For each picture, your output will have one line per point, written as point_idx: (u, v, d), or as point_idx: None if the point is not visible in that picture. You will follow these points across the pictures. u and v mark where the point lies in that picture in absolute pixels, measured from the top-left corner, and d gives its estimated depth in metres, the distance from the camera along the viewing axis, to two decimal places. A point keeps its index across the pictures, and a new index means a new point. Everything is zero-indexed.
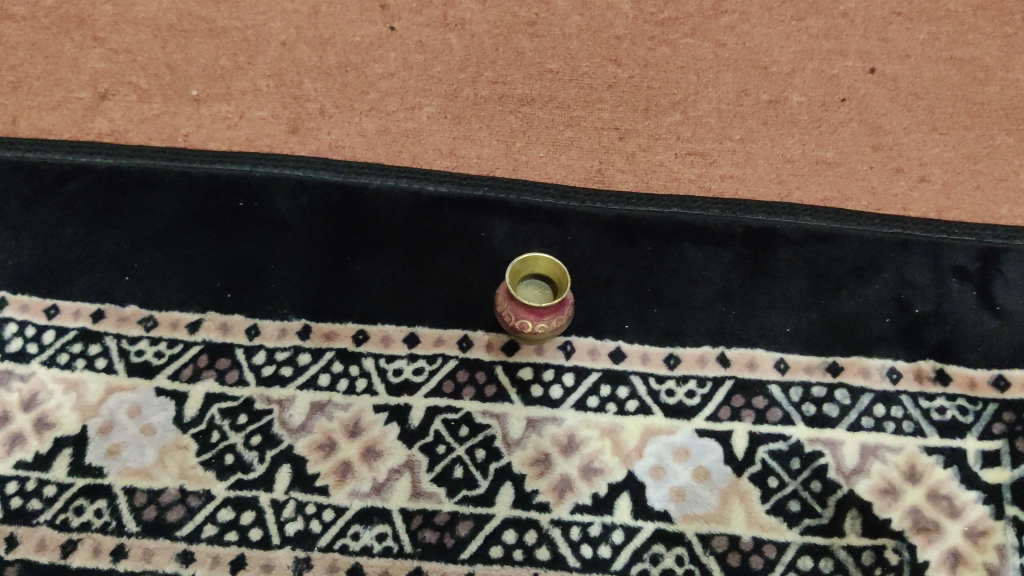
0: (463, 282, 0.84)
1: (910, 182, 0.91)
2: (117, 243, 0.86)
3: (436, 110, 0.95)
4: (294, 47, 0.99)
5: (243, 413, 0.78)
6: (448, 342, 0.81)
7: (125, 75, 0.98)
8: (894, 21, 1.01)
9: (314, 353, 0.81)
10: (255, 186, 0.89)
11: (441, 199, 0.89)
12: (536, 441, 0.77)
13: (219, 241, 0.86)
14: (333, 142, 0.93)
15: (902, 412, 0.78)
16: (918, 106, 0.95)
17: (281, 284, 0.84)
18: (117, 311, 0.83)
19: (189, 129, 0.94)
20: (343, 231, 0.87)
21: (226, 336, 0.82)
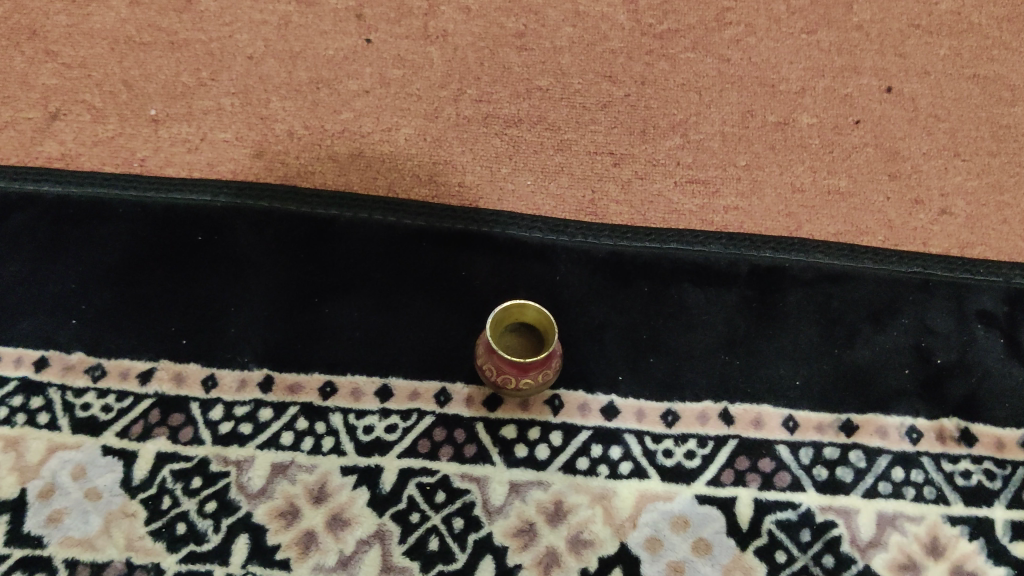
0: (441, 327, 0.77)
1: (930, 214, 0.83)
2: (64, 282, 0.79)
3: (415, 131, 0.87)
4: (262, 62, 0.91)
5: (197, 476, 0.71)
6: (424, 396, 0.74)
7: (79, 93, 0.90)
8: (912, 35, 0.93)
9: (277, 408, 0.73)
10: (215, 217, 0.82)
11: (419, 233, 0.81)
12: (520, 508, 0.70)
13: (175, 280, 0.79)
14: (302, 167, 0.85)
15: (922, 476, 0.71)
16: (939, 129, 0.88)
17: (242, 328, 0.77)
18: (62, 359, 0.75)
19: (146, 152, 0.86)
20: (310, 269, 0.79)
21: (180, 388, 0.74)
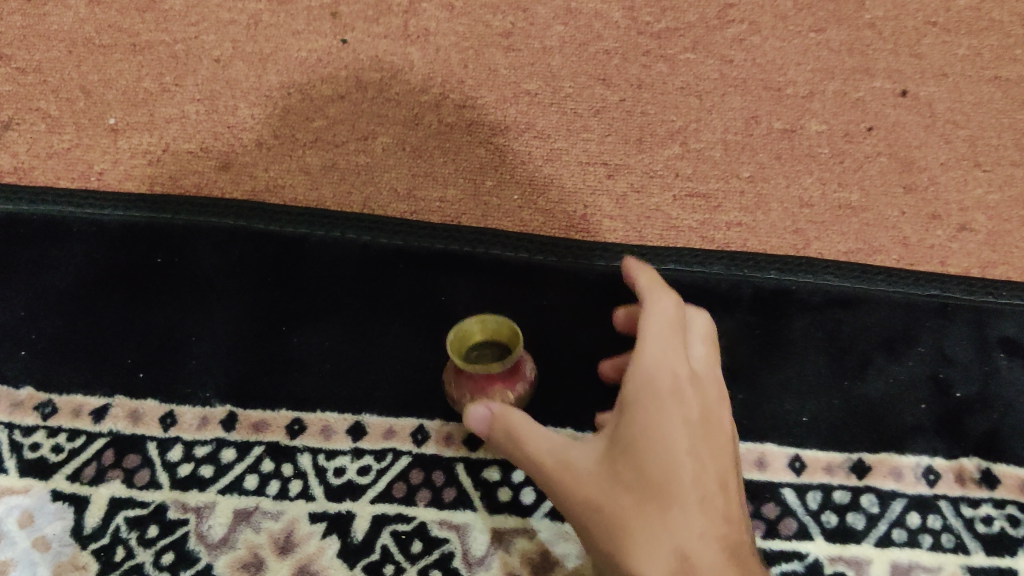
0: (419, 359, 0.71)
1: (948, 231, 0.77)
2: (14, 309, 0.73)
3: (393, 140, 0.80)
4: (229, 65, 0.84)
5: (154, 524, 0.65)
6: (400, 434, 0.69)
7: (34, 100, 0.83)
8: (928, 33, 0.86)
9: (241, 448, 0.68)
10: (176, 237, 0.76)
11: (396, 254, 0.75)
12: (503, 559, 0.65)
13: (133, 306, 0.73)
14: (272, 181, 0.78)
15: (940, 523, 0.65)
16: (957, 136, 0.82)
17: (203, 360, 0.71)
18: (11, 395, 0.70)
19: (105, 165, 0.80)
20: (278, 295, 0.73)
21: (136, 426, 0.69)
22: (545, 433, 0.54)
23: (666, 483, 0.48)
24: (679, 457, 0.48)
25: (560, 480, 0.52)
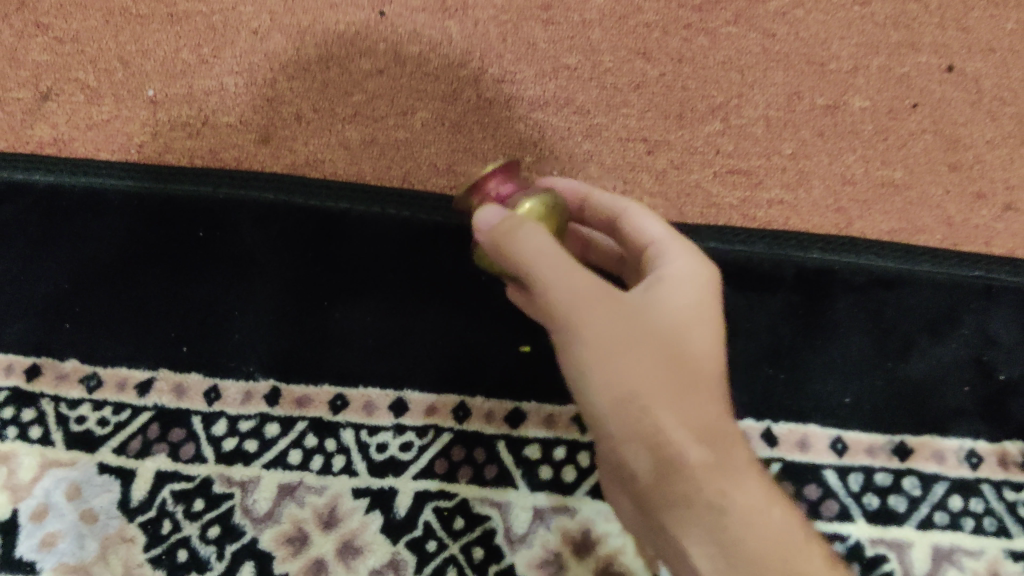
0: (461, 336, 0.71)
1: (994, 211, 0.77)
2: (58, 282, 0.73)
3: (432, 115, 0.79)
4: (267, 37, 0.81)
5: (199, 498, 0.66)
6: (441, 411, 0.69)
7: (71, 70, 0.81)
8: (976, 7, 0.83)
9: (284, 423, 0.69)
10: (217, 211, 0.75)
11: (437, 230, 0.73)
12: (544, 537, 0.66)
13: (175, 280, 0.73)
14: (312, 155, 0.77)
15: (982, 506, 0.67)
16: (1004, 114, 0.80)
17: (246, 334, 0.71)
18: (56, 367, 0.70)
19: (144, 138, 0.79)
20: (319, 270, 0.73)
21: (181, 400, 0.69)
22: (553, 263, 0.50)
23: (693, 355, 0.51)
24: (706, 335, 0.51)
25: (577, 315, 0.49)
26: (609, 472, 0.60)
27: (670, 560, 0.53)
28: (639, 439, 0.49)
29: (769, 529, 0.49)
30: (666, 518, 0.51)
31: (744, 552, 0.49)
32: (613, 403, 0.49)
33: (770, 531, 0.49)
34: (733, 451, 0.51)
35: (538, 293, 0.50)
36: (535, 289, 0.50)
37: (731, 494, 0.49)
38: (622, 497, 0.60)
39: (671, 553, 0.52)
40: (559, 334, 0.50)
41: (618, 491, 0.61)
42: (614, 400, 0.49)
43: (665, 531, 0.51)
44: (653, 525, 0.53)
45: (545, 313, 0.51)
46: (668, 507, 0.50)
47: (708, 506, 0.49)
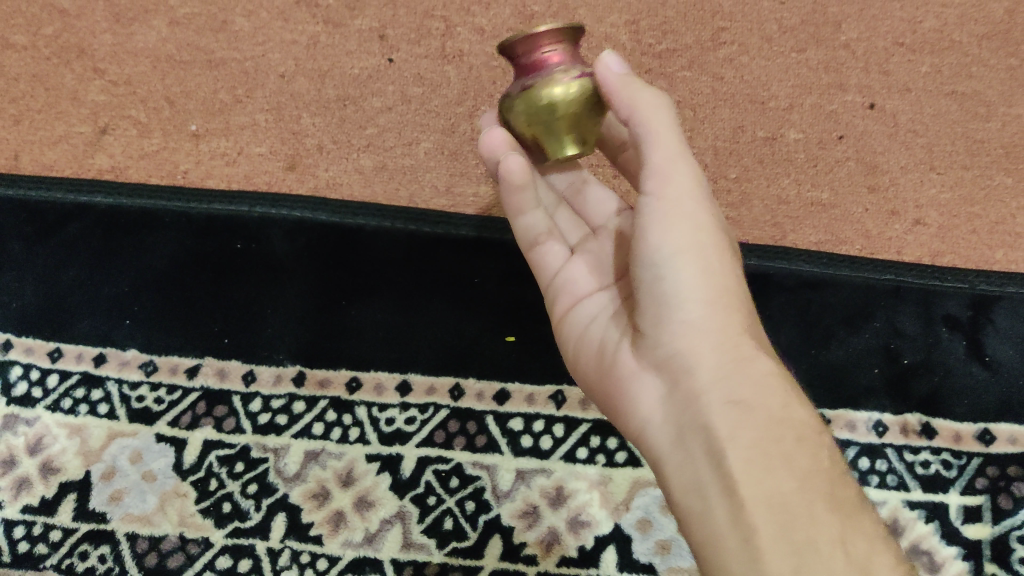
0: (456, 328, 0.85)
1: (904, 225, 0.91)
2: (119, 286, 0.88)
3: (433, 145, 0.93)
4: (293, 80, 0.95)
5: (240, 461, 0.81)
6: (440, 391, 0.83)
7: (125, 109, 0.95)
8: (896, 53, 0.97)
9: (309, 401, 0.83)
10: (252, 226, 0.89)
11: (437, 240, 0.88)
12: (525, 493, 0.80)
13: (218, 284, 0.88)
14: (331, 180, 0.92)
15: (886, 465, 0.82)
16: (917, 144, 0.94)
17: (277, 328, 0.86)
18: (119, 355, 0.85)
19: (188, 165, 0.93)
20: (338, 275, 0.87)
21: (223, 382, 0.84)
22: (670, 133, 0.62)
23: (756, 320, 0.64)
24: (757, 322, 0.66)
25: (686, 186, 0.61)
26: (608, 385, 0.65)
27: (676, 451, 0.58)
28: (711, 309, 0.59)
29: (804, 424, 0.56)
30: (711, 396, 0.57)
31: (788, 432, 0.55)
32: (703, 267, 0.60)
33: (807, 429, 0.56)
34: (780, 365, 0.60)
35: (659, 151, 0.61)
36: (655, 147, 0.61)
37: (779, 383, 0.58)
38: (617, 411, 0.64)
39: (689, 435, 0.57)
40: (664, 195, 0.61)
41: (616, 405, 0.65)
42: (707, 266, 0.60)
43: (697, 410, 0.57)
44: (675, 412, 0.59)
45: (657, 169, 0.61)
46: (713, 387, 0.57)
47: (755, 390, 0.56)
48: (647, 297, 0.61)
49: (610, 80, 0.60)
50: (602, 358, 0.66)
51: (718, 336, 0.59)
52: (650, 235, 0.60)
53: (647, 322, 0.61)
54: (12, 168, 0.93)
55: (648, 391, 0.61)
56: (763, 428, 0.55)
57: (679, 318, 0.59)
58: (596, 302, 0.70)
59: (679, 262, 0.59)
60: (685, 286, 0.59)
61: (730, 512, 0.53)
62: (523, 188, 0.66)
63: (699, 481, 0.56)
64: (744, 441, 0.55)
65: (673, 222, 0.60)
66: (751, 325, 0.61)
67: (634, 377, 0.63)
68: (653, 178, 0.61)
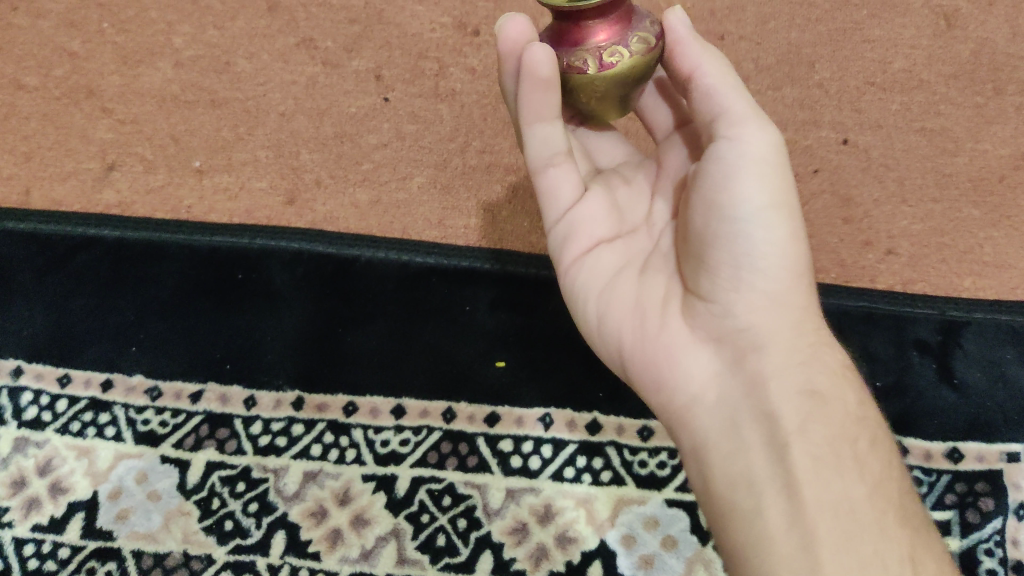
0: (448, 353, 0.89)
1: (877, 254, 0.95)
2: (125, 314, 0.92)
3: (427, 180, 0.97)
4: (293, 118, 1.00)
5: (242, 481, 0.84)
6: (433, 413, 0.87)
7: (132, 146, 1.00)
8: (868, 92, 1.02)
9: (307, 424, 0.86)
10: (253, 258, 0.93)
11: (429, 270, 0.93)
12: (515, 510, 0.83)
13: (220, 313, 0.92)
14: (328, 214, 0.96)
15: None
16: (888, 177, 0.99)
17: (277, 354, 0.89)
18: (125, 380, 0.89)
19: (192, 200, 0.97)
20: (336, 303, 0.92)
21: (225, 406, 0.87)
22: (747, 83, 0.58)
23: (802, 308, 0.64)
24: None
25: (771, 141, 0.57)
26: (644, 344, 0.62)
27: (732, 434, 0.57)
28: (788, 284, 0.59)
29: (877, 427, 0.59)
30: (786, 383, 0.57)
31: (861, 434, 0.57)
32: (788, 232, 0.58)
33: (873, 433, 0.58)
34: (841, 358, 0.61)
35: (744, 99, 0.57)
36: (738, 95, 0.57)
37: (844, 378, 0.59)
38: (650, 374, 0.62)
39: (752, 417, 0.56)
40: (751, 142, 0.56)
41: (651, 368, 0.62)
42: (792, 233, 0.58)
43: (765, 395, 0.57)
44: (739, 388, 0.58)
45: (744, 117, 0.56)
46: (784, 373, 0.57)
47: (826, 382, 0.58)
48: (720, 257, 0.58)
49: (678, 36, 0.59)
50: (637, 317, 0.63)
51: (792, 316, 0.59)
52: (732, 186, 0.56)
53: (714, 287, 0.59)
54: (23, 203, 0.97)
55: (701, 361, 0.60)
56: (836, 427, 0.56)
57: (756, 288, 0.58)
58: (615, 253, 0.66)
59: (763, 223, 0.57)
60: (766, 251, 0.57)
61: (790, 512, 0.53)
62: (548, 92, 0.59)
63: (753, 473, 0.55)
64: (818, 437, 0.55)
65: (756, 176, 0.56)
66: (815, 306, 0.61)
67: (684, 343, 0.61)
68: (732, 126, 0.57)
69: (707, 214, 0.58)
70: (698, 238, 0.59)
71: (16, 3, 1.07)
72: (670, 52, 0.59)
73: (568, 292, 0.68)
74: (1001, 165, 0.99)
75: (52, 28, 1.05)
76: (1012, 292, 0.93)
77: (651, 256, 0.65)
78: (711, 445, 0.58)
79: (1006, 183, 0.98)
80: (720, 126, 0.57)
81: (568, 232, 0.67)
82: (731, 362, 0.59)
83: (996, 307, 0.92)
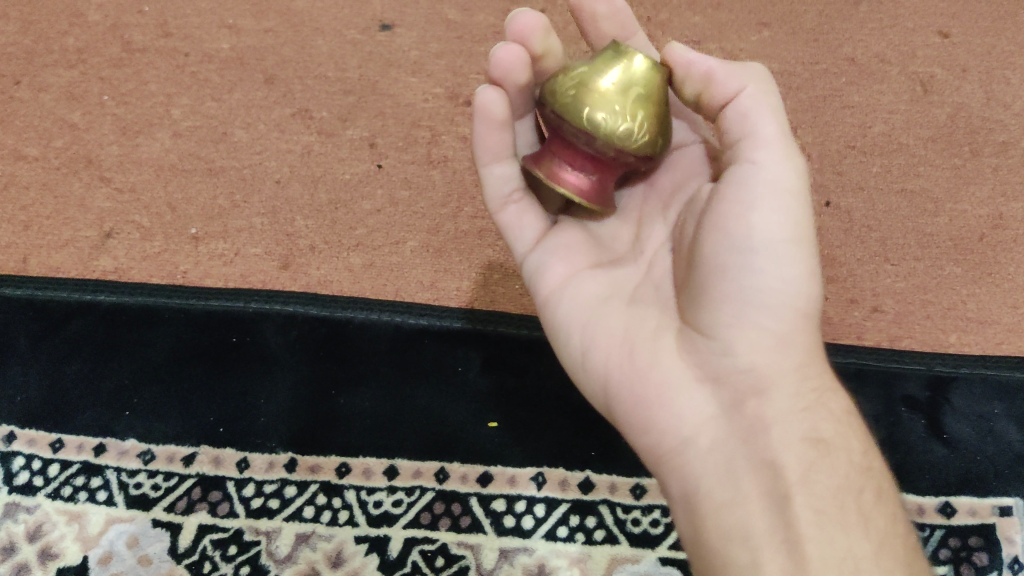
0: (440, 414, 0.90)
1: (863, 312, 0.97)
2: (119, 379, 0.92)
3: (419, 244, 0.99)
4: (288, 186, 1.02)
5: (234, 544, 0.85)
6: (426, 474, 0.87)
7: (129, 214, 1.01)
8: (849, 155, 1.05)
9: (300, 485, 0.87)
10: (247, 321, 0.95)
11: (422, 331, 0.94)
12: (508, 571, 0.84)
13: (214, 377, 0.92)
14: (323, 278, 0.97)
15: None
16: (871, 238, 1.01)
17: (270, 417, 0.90)
18: (118, 444, 0.89)
19: (188, 266, 0.98)
20: (329, 365, 0.92)
21: (218, 469, 0.88)
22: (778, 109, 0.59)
23: None
24: None
25: (794, 171, 0.59)
26: (631, 382, 0.62)
27: (729, 483, 0.57)
28: (795, 326, 0.60)
29: (882, 475, 0.60)
30: (786, 431, 0.58)
31: (866, 485, 0.58)
32: (801, 270, 0.59)
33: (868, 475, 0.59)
34: (842, 402, 0.61)
35: (775, 124, 0.59)
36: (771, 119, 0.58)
37: (845, 424, 0.60)
38: (638, 415, 0.61)
39: (750, 466, 0.57)
40: (770, 174, 0.58)
41: (640, 407, 0.61)
42: (805, 272, 0.59)
43: (765, 442, 0.57)
44: (735, 432, 0.58)
45: (773, 142, 0.58)
46: (784, 422, 0.58)
47: (828, 429, 0.59)
48: (727, 287, 0.59)
49: (711, 62, 0.59)
50: (626, 351, 0.62)
51: (795, 359, 0.59)
52: (747, 216, 0.58)
53: (717, 320, 0.59)
54: (20, 271, 0.98)
55: (695, 403, 0.60)
56: (839, 478, 0.57)
57: (762, 323, 0.59)
58: (596, 281, 0.66)
59: (774, 258, 0.58)
60: (776, 288, 0.59)
61: (791, 567, 0.53)
62: (503, 129, 0.65)
63: (750, 526, 0.55)
64: (821, 488, 0.56)
65: (772, 207, 0.58)
66: (819, 354, 0.61)
67: (676, 382, 0.61)
68: (756, 150, 0.58)
69: (720, 237, 0.59)
70: (705, 263, 0.60)
71: (16, 76, 1.09)
72: (708, 73, 0.59)
73: (547, 319, 0.68)
74: (980, 224, 1.01)
75: (52, 101, 1.07)
76: (996, 348, 0.95)
77: (638, 288, 0.66)
78: (706, 495, 0.57)
79: (986, 242, 1.00)
80: (745, 150, 0.59)
81: (542, 260, 0.68)
82: (728, 405, 0.59)
83: (982, 362, 0.93)
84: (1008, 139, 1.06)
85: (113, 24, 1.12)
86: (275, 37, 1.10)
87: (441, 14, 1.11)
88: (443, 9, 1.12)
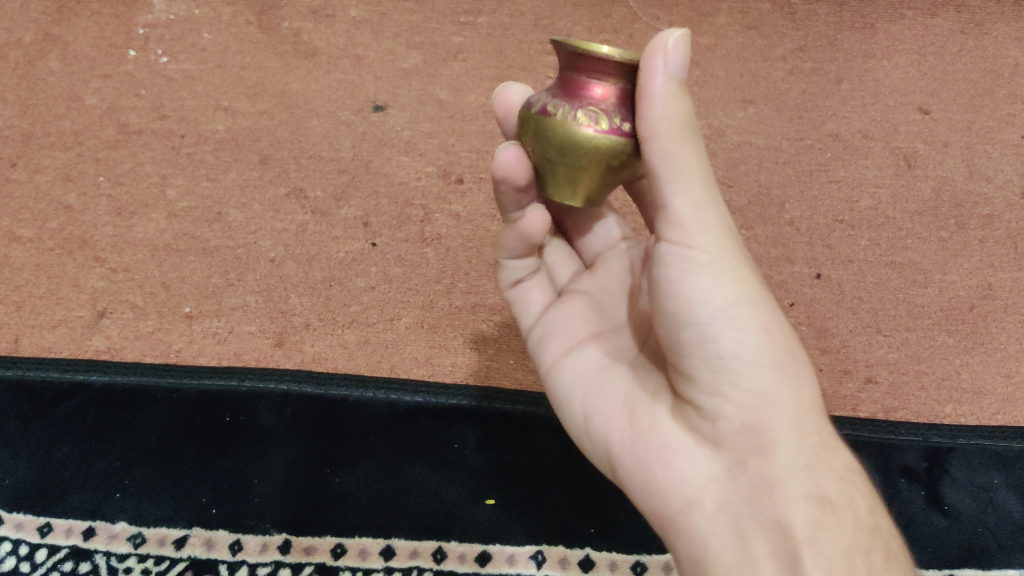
0: (437, 493, 0.89)
1: (858, 383, 0.97)
2: (110, 460, 0.91)
3: (414, 320, 0.99)
4: (282, 264, 1.02)
5: None
6: (423, 553, 0.86)
7: (123, 293, 1.01)
8: (837, 228, 1.06)
9: (295, 567, 0.86)
10: (241, 400, 0.94)
11: (418, 409, 0.93)
12: None
13: (206, 457, 0.91)
14: (317, 355, 0.97)
15: None
16: (862, 309, 1.01)
17: (264, 497, 0.89)
18: (108, 528, 0.87)
19: (181, 344, 0.98)
20: (323, 444, 0.92)
21: (211, 552, 0.86)
22: (694, 168, 0.55)
23: None
24: None
25: (723, 233, 0.57)
26: (634, 447, 0.62)
27: (737, 546, 0.55)
28: (775, 379, 0.57)
29: (889, 534, 0.58)
30: (791, 489, 0.55)
31: (875, 546, 0.56)
32: (759, 327, 0.57)
33: (875, 533, 0.57)
34: (845, 460, 0.59)
35: (683, 193, 0.55)
36: (678, 190, 0.55)
37: (850, 483, 0.58)
38: (641, 477, 0.61)
39: (758, 526, 0.55)
40: (699, 249, 0.56)
41: (642, 471, 0.61)
42: (764, 327, 0.57)
43: (771, 501, 0.55)
44: (738, 493, 0.56)
45: (683, 219, 0.56)
46: (787, 478, 0.55)
47: (834, 488, 0.56)
48: (694, 361, 0.58)
49: (652, 90, 0.53)
50: (628, 419, 0.63)
51: (785, 413, 0.57)
52: (692, 287, 0.57)
53: (695, 390, 0.58)
54: (11, 352, 0.97)
55: (696, 464, 0.59)
56: (848, 539, 0.54)
57: (737, 388, 0.57)
58: (598, 352, 0.68)
59: (734, 320, 0.56)
60: (740, 349, 0.56)
61: None
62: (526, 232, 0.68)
63: None
64: (831, 548, 0.53)
65: (714, 276, 0.56)
66: (813, 401, 0.59)
67: (674, 445, 0.60)
68: (674, 227, 0.56)
69: (671, 318, 0.58)
70: (672, 338, 0.59)
71: (13, 158, 1.10)
72: (641, 92, 0.54)
73: (553, 391, 0.70)
74: (969, 295, 1.02)
75: (48, 182, 1.08)
76: (992, 418, 0.95)
77: (640, 354, 0.68)
78: (715, 558, 0.56)
79: (976, 312, 1.01)
80: (668, 227, 0.57)
81: (546, 332, 0.72)
82: (731, 466, 0.57)
83: (978, 432, 0.94)
84: (991, 212, 1.08)
85: (110, 107, 1.13)
86: (270, 119, 1.12)
87: (433, 95, 1.14)
88: (435, 90, 1.14)
